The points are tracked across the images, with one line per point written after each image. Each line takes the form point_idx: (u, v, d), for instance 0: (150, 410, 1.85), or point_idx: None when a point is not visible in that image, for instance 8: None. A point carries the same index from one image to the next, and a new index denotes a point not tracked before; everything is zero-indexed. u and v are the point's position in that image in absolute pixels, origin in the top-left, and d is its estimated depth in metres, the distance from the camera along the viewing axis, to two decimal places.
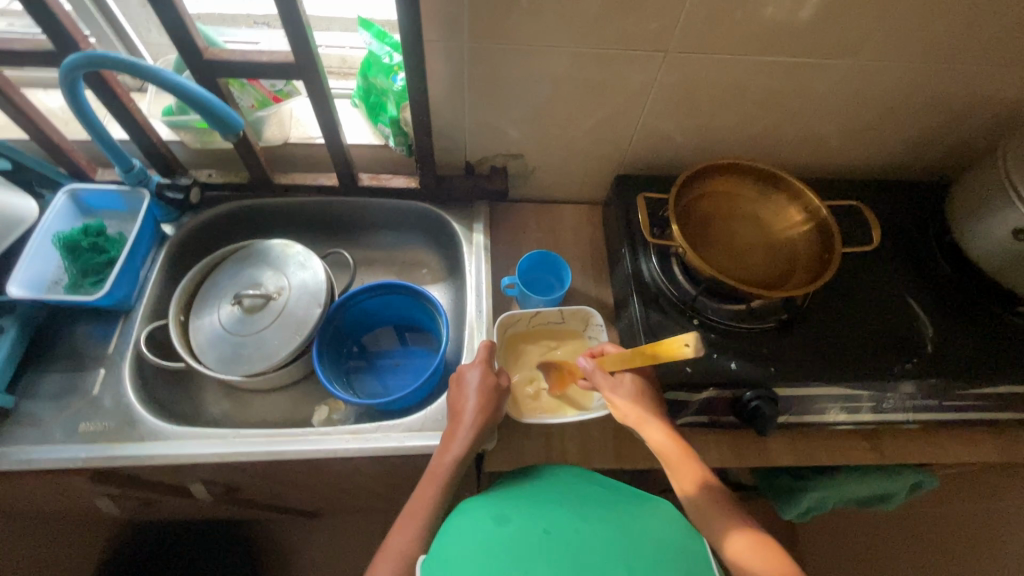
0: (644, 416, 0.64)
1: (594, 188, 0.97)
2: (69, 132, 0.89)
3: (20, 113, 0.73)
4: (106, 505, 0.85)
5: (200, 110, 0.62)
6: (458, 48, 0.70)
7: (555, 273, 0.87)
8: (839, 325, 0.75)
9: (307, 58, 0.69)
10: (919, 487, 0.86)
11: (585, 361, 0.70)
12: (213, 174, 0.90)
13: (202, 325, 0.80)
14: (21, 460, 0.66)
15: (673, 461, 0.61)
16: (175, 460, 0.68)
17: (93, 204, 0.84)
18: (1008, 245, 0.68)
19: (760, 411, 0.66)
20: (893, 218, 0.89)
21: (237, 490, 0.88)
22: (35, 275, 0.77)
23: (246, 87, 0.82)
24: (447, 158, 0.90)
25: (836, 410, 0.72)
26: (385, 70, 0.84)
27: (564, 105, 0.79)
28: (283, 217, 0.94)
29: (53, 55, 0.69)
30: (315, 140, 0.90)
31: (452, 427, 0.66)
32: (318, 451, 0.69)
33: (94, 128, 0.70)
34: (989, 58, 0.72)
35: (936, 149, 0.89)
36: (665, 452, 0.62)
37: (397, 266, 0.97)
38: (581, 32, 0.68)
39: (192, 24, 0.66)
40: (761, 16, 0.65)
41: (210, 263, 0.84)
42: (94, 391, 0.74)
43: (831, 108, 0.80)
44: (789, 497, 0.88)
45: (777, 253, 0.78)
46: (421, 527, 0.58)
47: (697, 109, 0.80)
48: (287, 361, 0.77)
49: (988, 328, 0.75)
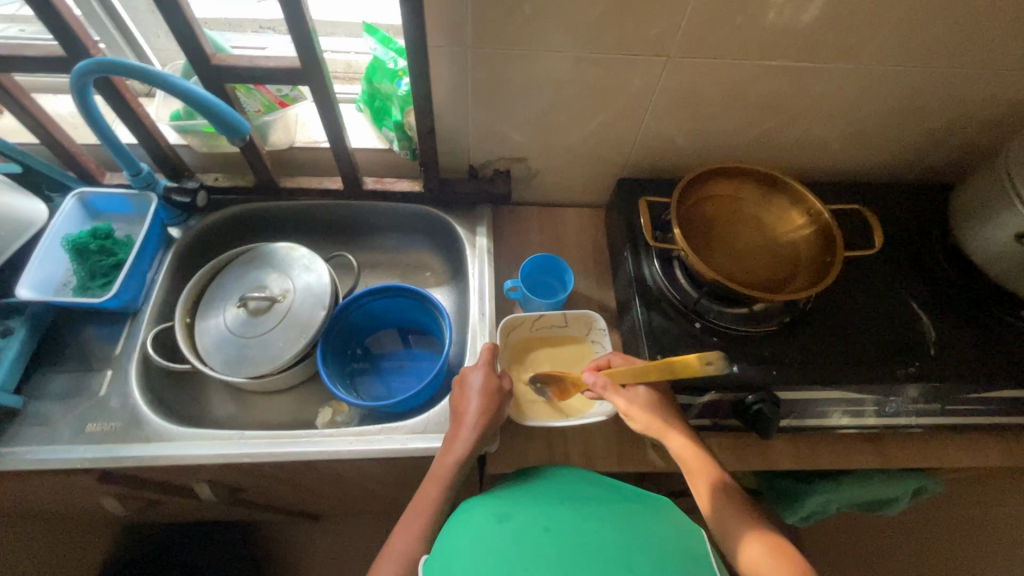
0: (665, 428, 0.64)
1: (596, 191, 0.97)
2: (78, 136, 0.90)
3: (31, 117, 0.75)
4: (112, 506, 0.86)
5: (208, 114, 0.63)
6: (461, 53, 0.71)
7: (557, 276, 0.87)
8: (841, 329, 0.75)
9: (312, 63, 0.70)
10: (924, 491, 0.86)
11: (592, 376, 0.67)
12: (219, 178, 0.91)
13: (207, 327, 0.80)
14: (29, 460, 0.67)
15: (692, 471, 0.61)
16: (181, 461, 0.69)
17: (102, 207, 0.85)
18: (1010, 248, 0.68)
19: (761, 415, 0.65)
20: (895, 221, 0.89)
21: (242, 491, 0.89)
22: (44, 277, 0.78)
23: (253, 92, 0.84)
24: (450, 161, 0.91)
25: (839, 413, 0.71)
26: (390, 74, 0.84)
27: (566, 109, 0.80)
28: (288, 220, 0.95)
29: (64, 60, 0.70)
30: (320, 143, 0.91)
31: (454, 429, 0.66)
32: (322, 452, 0.69)
33: (103, 132, 0.71)
34: (990, 62, 0.72)
35: (938, 153, 0.89)
36: (685, 462, 0.62)
37: (401, 269, 0.98)
38: (584, 37, 0.68)
39: (200, 30, 0.67)
40: (762, 21, 0.66)
41: (216, 266, 0.85)
42: (101, 392, 0.75)
43: (833, 112, 0.80)
44: (793, 500, 0.88)
45: (779, 257, 0.78)
46: (424, 528, 0.59)
47: (699, 113, 0.80)
48: (292, 363, 0.78)
49: (991, 332, 0.75)
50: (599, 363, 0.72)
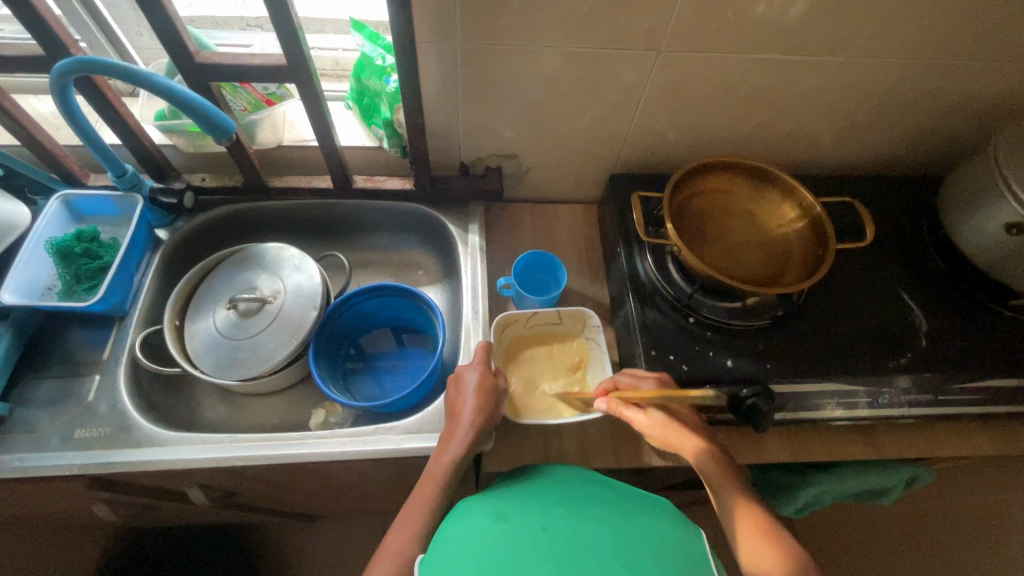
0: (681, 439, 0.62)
1: (589, 187, 0.97)
2: (61, 137, 0.89)
3: (10, 118, 0.73)
4: (103, 512, 0.85)
5: (192, 114, 0.62)
6: (450, 49, 0.70)
7: (550, 273, 0.87)
8: (836, 323, 0.75)
9: (299, 60, 0.69)
10: (916, 481, 0.87)
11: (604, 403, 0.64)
12: (207, 178, 0.90)
13: (197, 330, 0.79)
14: (16, 468, 0.66)
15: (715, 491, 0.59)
16: (171, 465, 0.68)
17: (86, 209, 0.84)
18: (1001, 239, 0.69)
19: (755, 408, 0.63)
20: (886, 213, 0.89)
21: (235, 495, 0.88)
22: (27, 282, 0.76)
23: (239, 90, 0.82)
24: (442, 159, 0.90)
25: (833, 405, 0.71)
26: (378, 71, 0.82)
27: (557, 105, 0.79)
28: (278, 220, 0.94)
29: (42, 59, 0.68)
30: (309, 142, 0.90)
31: (450, 429, 0.65)
32: (316, 454, 0.69)
33: (86, 132, 0.70)
34: (981, 53, 0.72)
35: (928, 145, 0.90)
36: (704, 470, 0.60)
37: (394, 268, 0.97)
38: (573, 32, 0.68)
39: (183, 28, 0.66)
40: (751, 15, 0.66)
41: (204, 267, 0.84)
42: (89, 398, 0.73)
43: (823, 105, 0.81)
44: (786, 492, 0.88)
45: (770, 251, 0.78)
46: (419, 531, 0.58)
47: (689, 108, 0.80)
48: (283, 365, 0.77)
49: (980, 322, 0.76)
50: (605, 388, 0.67)
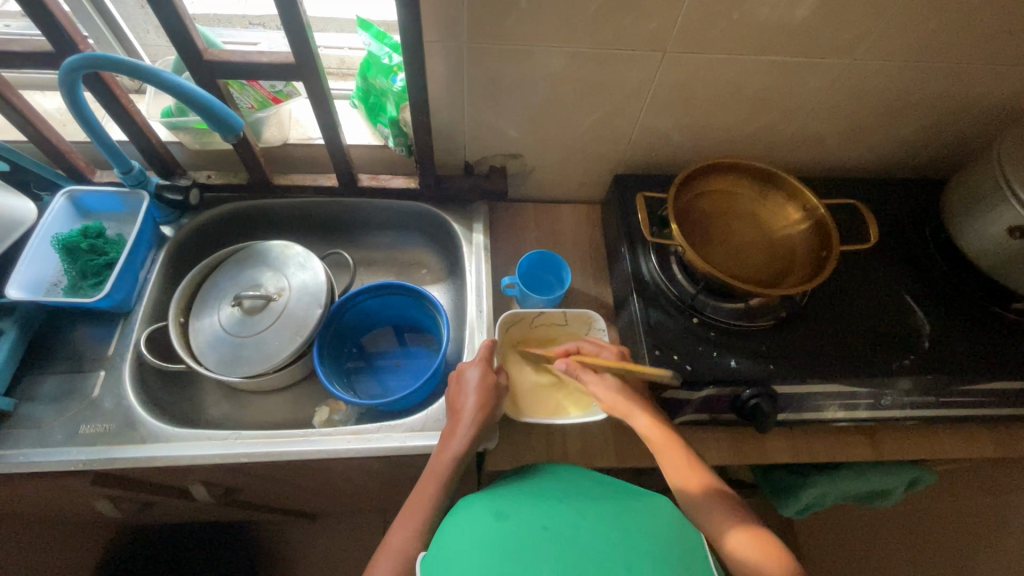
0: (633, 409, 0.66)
1: (593, 187, 0.97)
2: (67, 134, 0.89)
3: (18, 114, 0.73)
4: (106, 508, 0.85)
5: (201, 111, 0.62)
6: (457, 48, 0.70)
7: (554, 272, 0.87)
8: (838, 324, 0.76)
9: (307, 59, 0.69)
10: (918, 482, 0.87)
11: (564, 362, 0.70)
12: (212, 176, 0.90)
13: (202, 327, 0.80)
14: (19, 463, 0.66)
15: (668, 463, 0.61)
16: (174, 461, 0.68)
17: (92, 206, 0.84)
18: (1005, 242, 0.69)
19: (758, 409, 0.66)
20: (890, 216, 0.89)
21: (238, 492, 0.88)
22: (32, 277, 0.76)
23: (246, 87, 0.82)
24: (447, 158, 0.90)
25: (834, 406, 0.72)
26: (385, 70, 0.83)
27: (562, 105, 0.79)
28: (283, 218, 0.95)
29: (51, 56, 0.68)
30: (314, 140, 0.90)
31: (452, 425, 0.66)
32: (320, 451, 0.69)
33: (94, 131, 0.70)
34: (986, 57, 0.72)
35: (933, 147, 0.90)
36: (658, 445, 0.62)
37: (397, 267, 0.97)
38: (579, 32, 0.68)
39: (191, 25, 0.66)
40: (759, 16, 0.66)
41: (209, 264, 0.84)
42: (93, 394, 0.74)
43: (828, 107, 0.81)
44: (788, 493, 0.89)
45: (774, 252, 0.78)
46: (421, 529, 0.58)
47: (694, 109, 0.80)
48: (287, 363, 0.77)
49: (988, 326, 0.76)
50: (568, 350, 0.74)
